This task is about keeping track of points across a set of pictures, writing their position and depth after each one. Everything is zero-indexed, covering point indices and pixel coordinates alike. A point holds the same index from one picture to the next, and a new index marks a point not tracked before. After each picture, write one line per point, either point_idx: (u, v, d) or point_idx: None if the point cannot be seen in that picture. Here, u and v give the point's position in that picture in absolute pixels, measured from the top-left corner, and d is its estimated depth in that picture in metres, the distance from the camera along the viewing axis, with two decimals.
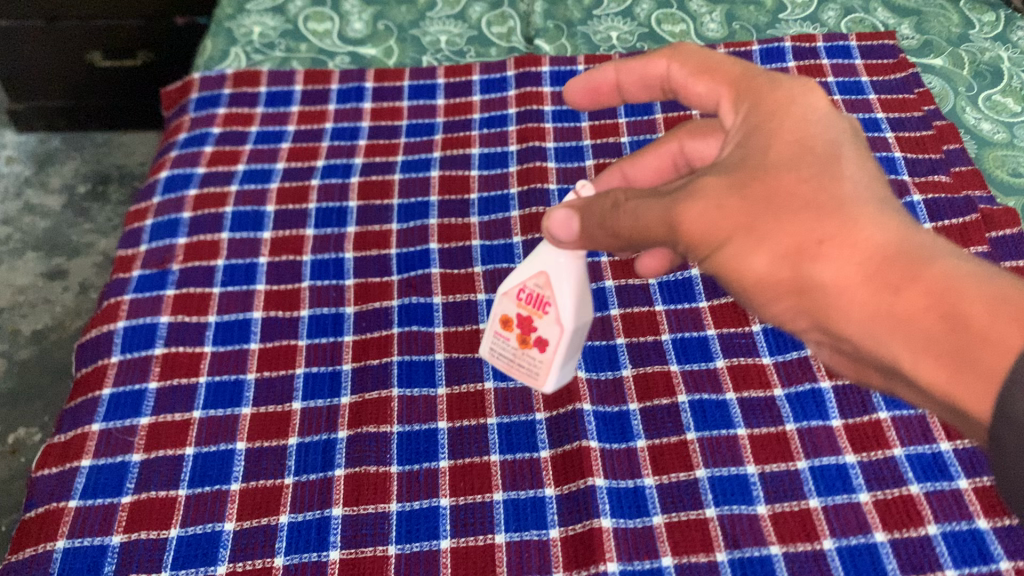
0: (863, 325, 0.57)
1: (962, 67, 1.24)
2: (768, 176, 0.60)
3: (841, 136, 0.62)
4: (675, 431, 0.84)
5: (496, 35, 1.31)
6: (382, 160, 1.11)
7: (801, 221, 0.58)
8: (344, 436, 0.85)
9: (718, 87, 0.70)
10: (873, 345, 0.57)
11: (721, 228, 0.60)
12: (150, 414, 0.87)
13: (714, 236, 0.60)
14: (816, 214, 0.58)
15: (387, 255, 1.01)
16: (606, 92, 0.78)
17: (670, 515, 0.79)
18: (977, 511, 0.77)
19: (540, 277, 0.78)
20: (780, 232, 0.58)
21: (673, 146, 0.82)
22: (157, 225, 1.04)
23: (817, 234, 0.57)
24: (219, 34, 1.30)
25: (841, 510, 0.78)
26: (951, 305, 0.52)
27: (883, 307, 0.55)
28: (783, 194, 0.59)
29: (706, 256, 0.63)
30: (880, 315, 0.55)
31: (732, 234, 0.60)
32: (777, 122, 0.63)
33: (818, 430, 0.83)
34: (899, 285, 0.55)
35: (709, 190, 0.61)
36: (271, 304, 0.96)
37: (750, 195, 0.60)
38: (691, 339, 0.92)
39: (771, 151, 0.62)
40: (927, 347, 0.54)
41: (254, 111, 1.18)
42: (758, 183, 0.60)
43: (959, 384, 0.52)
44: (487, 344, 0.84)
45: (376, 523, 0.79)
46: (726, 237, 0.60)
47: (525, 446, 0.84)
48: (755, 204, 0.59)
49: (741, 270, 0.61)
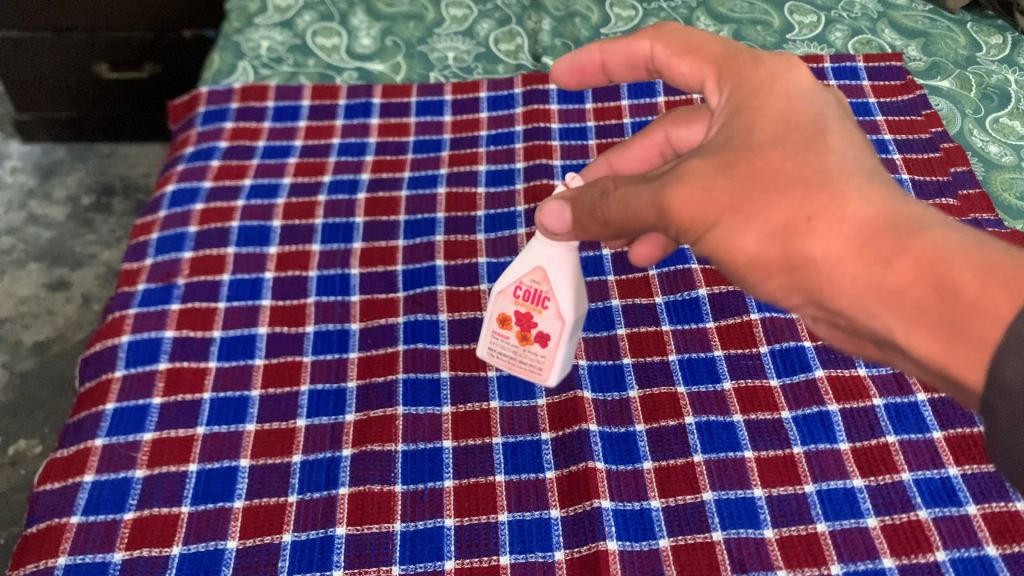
0: (853, 299, 0.56)
1: (969, 89, 1.24)
2: (752, 152, 0.60)
3: (824, 113, 0.62)
4: (682, 454, 0.84)
5: (504, 52, 1.31)
6: (389, 177, 1.11)
7: (787, 196, 0.58)
8: (348, 454, 0.85)
9: (701, 66, 0.70)
10: (863, 319, 0.57)
11: (710, 208, 0.60)
12: (153, 430, 0.86)
13: (704, 217, 0.60)
14: (803, 191, 0.58)
15: (393, 272, 1.00)
16: (592, 72, 0.79)
17: (677, 538, 0.78)
18: (986, 537, 0.76)
19: (536, 273, 0.83)
20: (766, 208, 0.58)
21: (659, 136, 0.81)
22: (163, 239, 1.04)
23: (804, 211, 0.57)
24: (227, 47, 1.30)
25: (849, 535, 0.77)
26: (941, 275, 0.52)
27: (873, 281, 0.55)
28: (767, 170, 0.59)
29: (698, 238, 0.62)
30: (870, 288, 0.55)
31: (721, 214, 0.59)
32: (760, 101, 0.63)
33: (825, 453, 0.83)
34: (887, 258, 0.54)
35: (695, 173, 0.61)
36: (276, 319, 0.96)
37: (736, 175, 0.59)
38: (698, 360, 0.91)
39: (754, 129, 0.62)
40: (918, 318, 0.53)
41: (262, 126, 1.18)
42: (743, 164, 0.60)
43: (953, 354, 0.51)
44: (486, 344, 0.88)
45: (379, 542, 0.78)
46: (716, 218, 0.60)
47: (530, 467, 0.84)
48: (741, 183, 0.59)
49: (731, 249, 0.60)
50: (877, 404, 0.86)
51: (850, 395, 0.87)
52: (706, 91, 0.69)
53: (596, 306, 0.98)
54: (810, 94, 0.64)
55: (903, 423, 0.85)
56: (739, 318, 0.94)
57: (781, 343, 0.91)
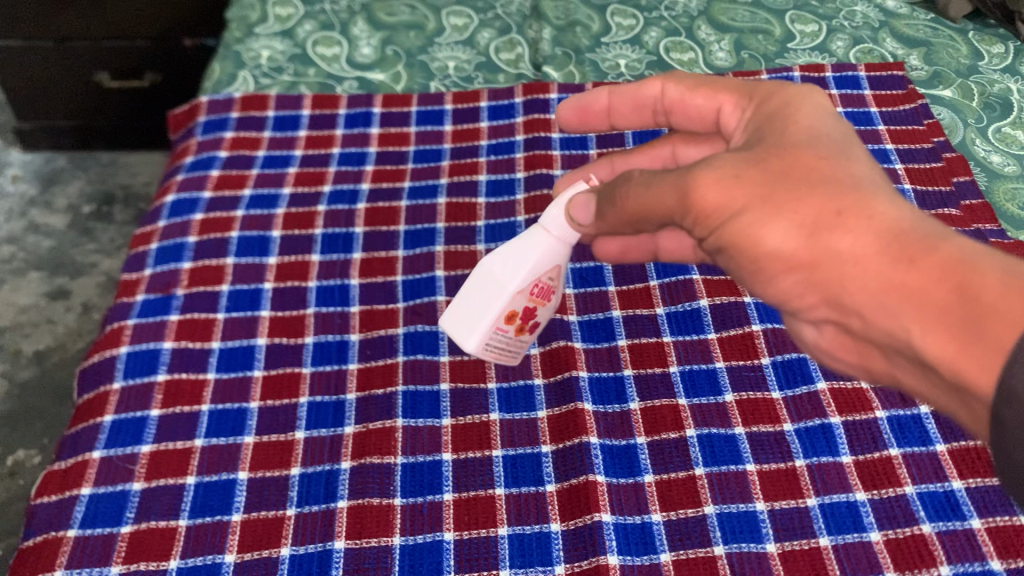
0: (873, 298, 0.56)
1: (972, 99, 1.24)
2: (787, 151, 0.60)
3: (852, 133, 0.63)
4: (683, 467, 0.83)
5: (505, 61, 1.31)
6: (389, 187, 1.11)
7: (817, 193, 0.58)
8: (347, 466, 0.84)
9: (718, 95, 0.71)
10: (883, 319, 0.56)
11: (738, 196, 0.59)
12: (151, 442, 0.86)
13: (729, 205, 0.60)
14: (834, 190, 0.58)
15: (393, 282, 1.00)
16: (595, 113, 0.80)
17: (678, 552, 0.78)
18: (991, 552, 0.75)
19: (553, 270, 0.83)
20: (796, 201, 0.58)
21: (664, 152, 0.81)
22: (162, 249, 1.04)
23: (834, 207, 0.57)
24: (228, 57, 1.30)
25: (851, 549, 0.77)
26: (965, 278, 0.52)
27: (897, 280, 0.55)
28: (801, 167, 0.59)
29: (719, 227, 0.61)
30: (892, 286, 0.55)
31: (748, 204, 0.59)
32: (794, 110, 0.64)
33: (828, 466, 0.82)
34: (912, 258, 0.54)
35: (724, 163, 0.61)
36: (275, 330, 0.95)
37: (767, 168, 0.59)
38: (699, 372, 0.91)
39: (789, 132, 0.62)
40: (938, 319, 0.52)
41: (262, 135, 1.18)
42: (777, 159, 0.60)
43: (967, 356, 0.50)
44: (481, 343, 0.84)
45: (379, 557, 0.77)
46: (742, 206, 0.59)
47: (530, 480, 0.83)
48: (772, 176, 0.59)
49: (755, 240, 0.60)
50: (880, 417, 0.86)
51: (853, 408, 0.86)
52: (723, 117, 0.71)
53: (596, 317, 0.97)
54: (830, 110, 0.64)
55: (906, 436, 0.84)
56: (741, 330, 0.94)
57: (783, 355, 0.91)
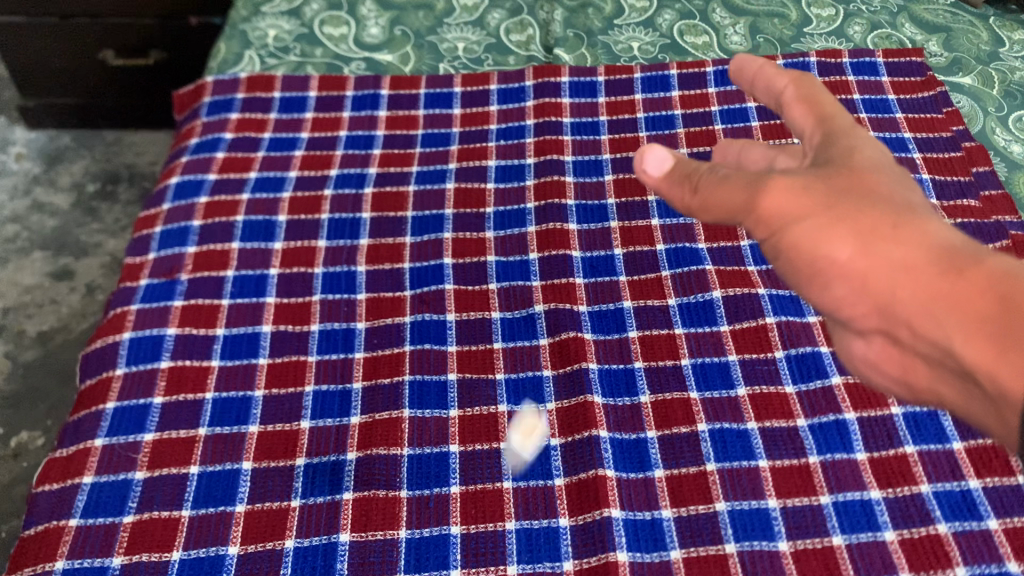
0: (919, 309, 0.53)
1: (992, 86, 1.21)
2: (851, 168, 0.58)
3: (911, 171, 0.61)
4: (695, 462, 0.82)
5: (515, 44, 1.28)
6: (397, 171, 1.09)
7: (877, 208, 0.56)
8: (353, 457, 0.83)
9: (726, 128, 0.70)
10: (930, 327, 0.53)
11: (805, 202, 0.56)
12: (155, 430, 0.84)
13: (794, 211, 0.56)
14: (894, 208, 0.56)
15: (400, 270, 0.98)
16: None
17: (688, 549, 0.76)
18: (1008, 553, 0.74)
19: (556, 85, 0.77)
20: (857, 213, 0.56)
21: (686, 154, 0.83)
22: (167, 233, 1.02)
23: (890, 223, 0.55)
24: (234, 36, 1.28)
25: (865, 549, 0.75)
26: (1010, 290, 0.50)
27: (943, 290, 0.52)
28: (864, 185, 0.57)
29: (776, 234, 0.58)
30: (938, 296, 0.52)
31: (812, 211, 0.56)
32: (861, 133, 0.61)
33: (841, 463, 0.81)
34: (960, 269, 0.52)
35: (794, 174, 0.58)
36: (281, 317, 0.93)
37: (834, 182, 0.57)
38: (711, 365, 0.89)
39: (854, 153, 0.60)
40: (983, 327, 0.50)
41: (268, 117, 1.16)
42: (842, 176, 0.58)
43: (1002, 363, 0.48)
44: None
45: (384, 550, 0.76)
46: (807, 212, 0.56)
47: (538, 474, 0.82)
48: (839, 190, 0.57)
49: (814, 249, 0.56)
50: (896, 414, 0.84)
51: (868, 404, 0.85)
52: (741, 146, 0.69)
53: (606, 308, 0.95)
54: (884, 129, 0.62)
55: (922, 433, 0.82)
56: (754, 322, 0.92)
57: (796, 348, 0.89)
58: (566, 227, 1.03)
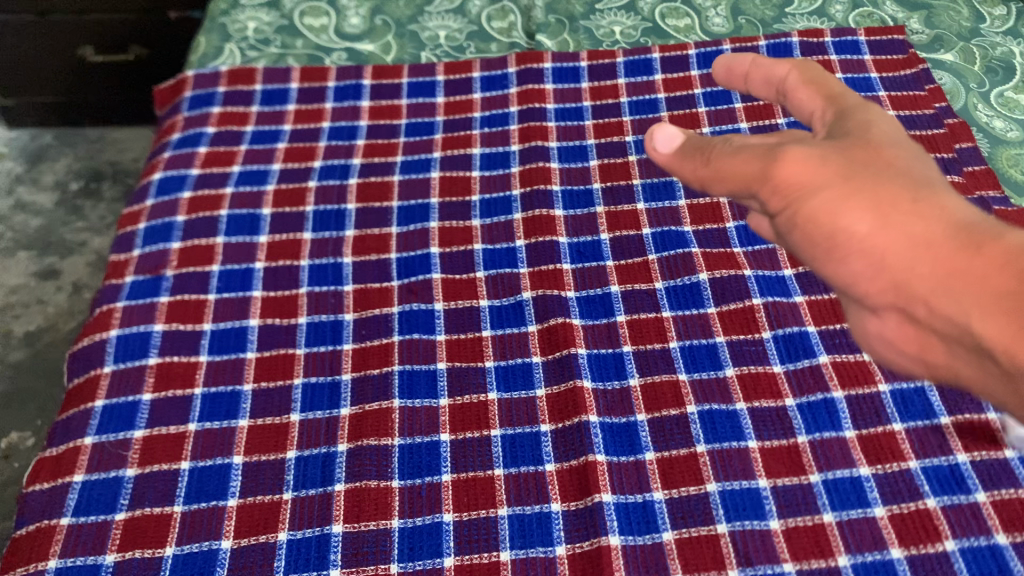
0: (938, 288, 0.51)
1: (973, 62, 1.21)
2: (865, 141, 0.56)
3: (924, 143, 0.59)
4: (685, 444, 0.82)
5: (497, 30, 1.27)
6: (381, 161, 1.08)
7: (893, 180, 0.54)
8: (343, 449, 0.82)
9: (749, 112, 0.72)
10: (947, 305, 0.51)
11: (822, 173, 0.54)
12: (144, 427, 0.84)
13: (809, 182, 0.54)
14: (910, 181, 0.54)
15: (387, 260, 0.97)
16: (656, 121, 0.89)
17: (681, 531, 0.77)
18: (996, 526, 0.76)
19: None
20: (874, 185, 0.53)
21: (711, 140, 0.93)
22: (151, 229, 1.02)
23: (909, 196, 0.53)
24: (214, 30, 1.27)
25: (856, 526, 0.76)
26: None
27: (962, 267, 0.50)
28: (880, 158, 0.55)
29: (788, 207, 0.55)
30: (958, 274, 0.50)
31: (829, 182, 0.53)
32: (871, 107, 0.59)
33: (830, 441, 0.82)
34: (980, 244, 0.50)
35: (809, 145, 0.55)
36: (268, 311, 0.93)
37: (850, 154, 0.55)
38: (700, 347, 0.90)
39: (870, 127, 0.58)
40: (1004, 306, 0.49)
41: (250, 111, 1.15)
42: (858, 149, 0.55)
43: None
44: None
45: (377, 540, 0.76)
46: (824, 184, 0.53)
47: (529, 459, 0.82)
48: (855, 162, 0.54)
49: (831, 222, 0.53)
50: (883, 390, 0.85)
51: (856, 381, 0.85)
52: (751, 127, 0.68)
53: (594, 293, 0.95)
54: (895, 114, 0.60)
55: (909, 409, 0.83)
56: (742, 303, 0.92)
57: (783, 328, 0.90)
58: (552, 214, 1.03)
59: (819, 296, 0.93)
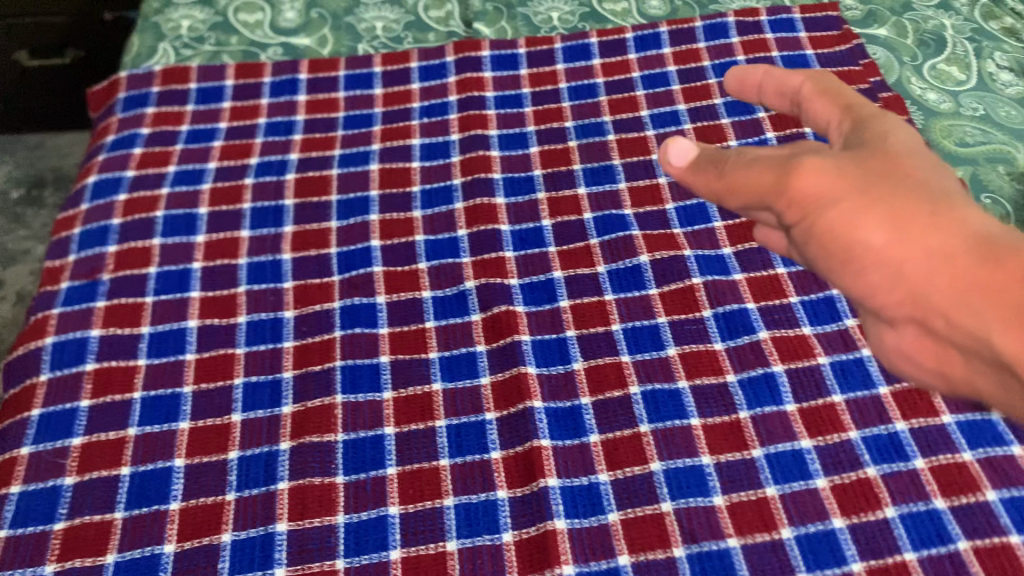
0: (952, 296, 0.62)
1: (907, 37, 1.23)
2: (884, 154, 0.68)
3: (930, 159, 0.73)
4: (629, 425, 0.83)
5: (434, 20, 1.27)
6: (318, 155, 1.07)
7: (911, 195, 0.65)
8: (286, 447, 0.81)
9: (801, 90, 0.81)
10: (968, 319, 0.61)
11: (839, 186, 0.65)
12: (82, 434, 0.83)
13: (828, 194, 0.65)
14: (929, 197, 0.65)
15: (327, 255, 0.96)
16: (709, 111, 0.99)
17: (626, 511, 0.77)
18: (934, 491, 0.77)
19: None
20: (892, 198, 0.64)
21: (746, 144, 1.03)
22: (86, 233, 1.00)
23: (926, 209, 0.64)
24: (146, 29, 1.25)
25: (798, 497, 0.77)
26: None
27: (970, 278, 0.61)
28: (898, 172, 0.67)
29: (804, 217, 0.67)
30: (969, 284, 0.61)
31: (845, 194, 0.65)
32: (890, 125, 0.73)
33: (771, 416, 0.83)
34: (996, 257, 0.61)
35: (822, 160, 0.67)
36: (207, 311, 0.92)
37: (869, 168, 0.67)
38: (642, 328, 0.90)
39: (886, 137, 0.71)
40: (1005, 309, 0.60)
41: (185, 109, 1.13)
42: (875, 162, 0.67)
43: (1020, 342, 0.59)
44: None
45: (323, 537, 0.76)
46: (841, 196, 0.65)
47: (475, 448, 0.81)
48: (870, 176, 0.66)
49: (849, 232, 0.64)
50: (822, 363, 0.86)
51: (795, 355, 0.87)
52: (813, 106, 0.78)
53: (537, 280, 0.95)
54: (914, 135, 0.73)
55: (848, 380, 0.85)
56: (682, 284, 0.93)
57: (723, 307, 0.91)
58: (494, 202, 1.02)
59: (758, 273, 0.94)
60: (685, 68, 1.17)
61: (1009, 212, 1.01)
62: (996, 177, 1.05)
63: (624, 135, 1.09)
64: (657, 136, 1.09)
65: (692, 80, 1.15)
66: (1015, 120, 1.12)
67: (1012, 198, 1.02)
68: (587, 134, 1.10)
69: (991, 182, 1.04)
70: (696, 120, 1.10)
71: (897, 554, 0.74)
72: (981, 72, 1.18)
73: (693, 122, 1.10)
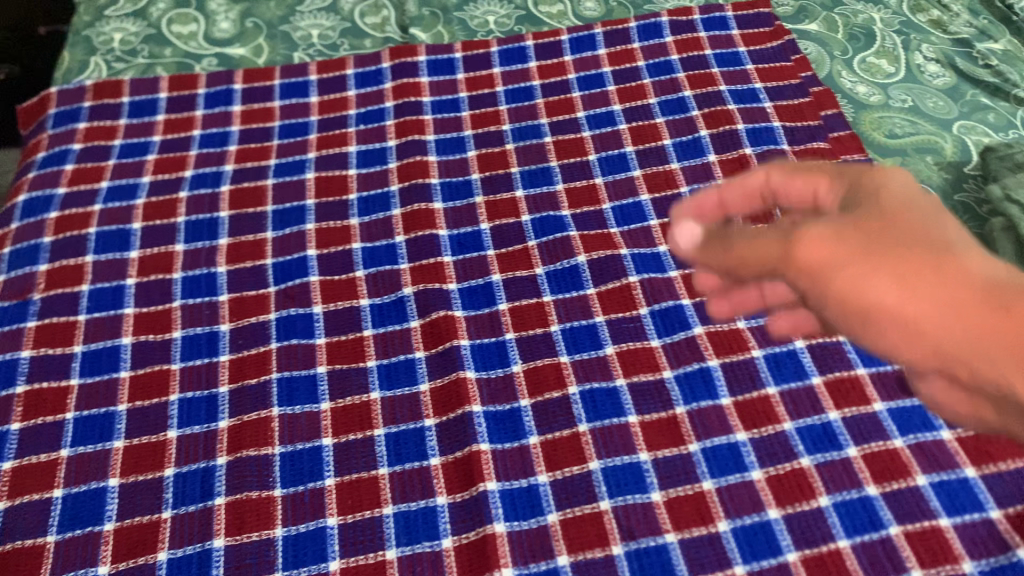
0: None
1: (837, 31, 1.25)
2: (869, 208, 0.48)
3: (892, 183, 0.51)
4: (568, 425, 0.83)
5: (371, 26, 1.26)
6: (254, 166, 1.06)
7: (900, 247, 0.45)
8: (223, 462, 0.81)
9: None
10: None
11: (840, 249, 0.46)
12: (14, 457, 0.81)
13: (835, 261, 0.46)
14: (900, 249, 0.45)
15: (262, 266, 0.96)
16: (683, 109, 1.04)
17: (565, 512, 0.77)
18: (867, 478, 0.79)
19: None
20: (897, 254, 0.45)
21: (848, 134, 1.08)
22: (16, 253, 0.98)
23: (924, 263, 0.44)
24: (78, 44, 1.23)
25: (733, 490, 0.78)
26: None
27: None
28: (894, 224, 0.47)
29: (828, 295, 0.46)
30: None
31: (849, 257, 0.46)
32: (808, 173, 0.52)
33: (707, 410, 0.84)
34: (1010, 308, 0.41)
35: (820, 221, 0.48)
36: (141, 328, 0.91)
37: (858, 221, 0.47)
38: (580, 328, 0.90)
39: (877, 190, 0.49)
40: None
41: (117, 123, 1.12)
42: (870, 215, 0.47)
43: None
44: None
45: (261, 551, 0.75)
46: (845, 260, 0.45)
47: (414, 455, 0.81)
48: (868, 232, 0.47)
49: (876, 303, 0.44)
50: (757, 356, 0.87)
51: (730, 349, 0.88)
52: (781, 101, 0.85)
53: (476, 283, 0.95)
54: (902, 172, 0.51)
55: (782, 372, 0.86)
56: (619, 282, 0.94)
57: (660, 304, 0.92)
58: (431, 207, 1.02)
59: (693, 269, 0.95)
60: (620, 68, 1.18)
61: (937, 200, 1.02)
62: (924, 167, 1.06)
63: (561, 136, 1.10)
64: (593, 137, 1.10)
65: (627, 80, 1.16)
66: (942, 110, 1.14)
67: (940, 186, 1.04)
68: (524, 136, 1.10)
69: (919, 171, 1.06)
70: (632, 120, 1.11)
71: (831, 542, 0.75)
72: (910, 65, 1.20)
73: (628, 122, 1.11)
